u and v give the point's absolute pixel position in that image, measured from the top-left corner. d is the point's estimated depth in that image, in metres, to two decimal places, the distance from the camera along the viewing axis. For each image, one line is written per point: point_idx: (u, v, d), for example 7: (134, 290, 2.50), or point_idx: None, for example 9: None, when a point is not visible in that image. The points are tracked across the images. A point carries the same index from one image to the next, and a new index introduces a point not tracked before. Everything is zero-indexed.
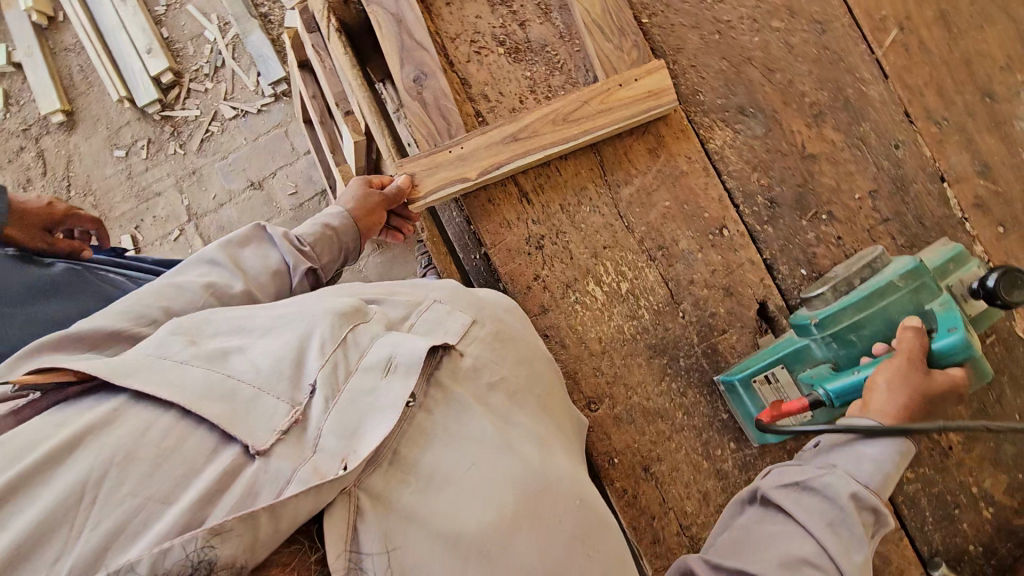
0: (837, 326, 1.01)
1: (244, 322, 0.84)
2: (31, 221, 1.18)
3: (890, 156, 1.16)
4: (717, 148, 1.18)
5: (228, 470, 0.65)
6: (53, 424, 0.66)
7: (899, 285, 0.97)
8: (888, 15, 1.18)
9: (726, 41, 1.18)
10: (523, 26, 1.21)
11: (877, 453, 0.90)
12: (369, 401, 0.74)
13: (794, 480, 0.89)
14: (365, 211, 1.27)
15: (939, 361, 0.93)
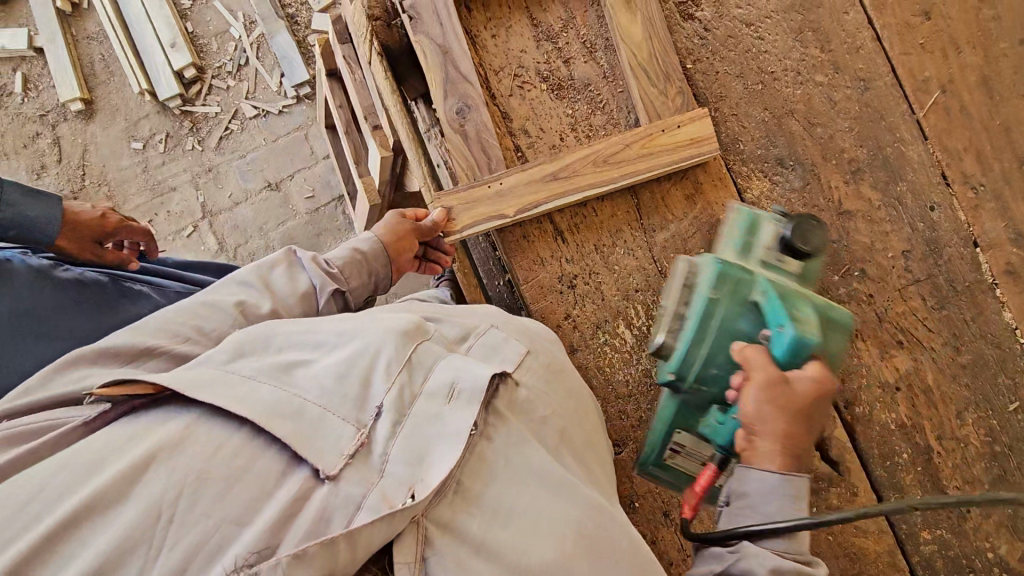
0: (694, 371, 0.96)
1: (306, 338, 0.83)
2: (83, 232, 1.27)
3: (925, 218, 1.17)
4: (754, 198, 1.18)
5: (299, 494, 0.65)
6: (121, 440, 0.66)
7: (717, 297, 0.94)
8: (932, 77, 1.18)
9: (769, 92, 1.19)
10: (568, 63, 1.20)
11: (772, 487, 0.82)
12: (434, 427, 0.74)
13: (715, 570, 0.81)
14: (395, 238, 1.26)
15: (789, 362, 0.87)
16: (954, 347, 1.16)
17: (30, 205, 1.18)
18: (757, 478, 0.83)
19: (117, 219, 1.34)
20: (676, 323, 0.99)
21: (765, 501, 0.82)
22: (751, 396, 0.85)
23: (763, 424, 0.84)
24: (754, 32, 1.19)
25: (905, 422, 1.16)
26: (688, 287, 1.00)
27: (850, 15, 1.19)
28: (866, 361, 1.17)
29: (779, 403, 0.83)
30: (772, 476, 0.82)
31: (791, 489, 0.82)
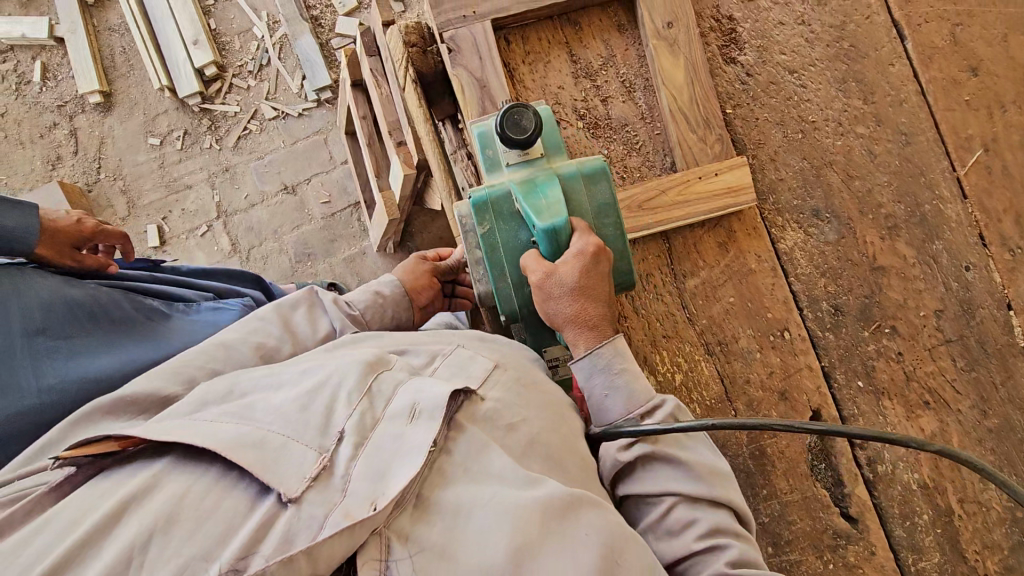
0: (514, 304, 1.02)
1: (270, 379, 0.89)
2: (61, 240, 1.26)
3: (960, 277, 1.15)
4: (788, 249, 1.17)
5: (266, 521, 0.71)
6: (101, 494, 0.73)
7: (487, 230, 0.99)
8: (974, 134, 1.16)
9: (809, 142, 1.17)
10: (605, 102, 1.18)
11: (594, 373, 0.95)
12: (393, 446, 0.79)
13: (608, 476, 0.96)
14: (416, 279, 1.29)
15: (556, 251, 0.95)
16: (983, 411, 1.14)
17: (7, 215, 1.21)
18: (581, 372, 0.96)
19: (92, 223, 1.35)
20: (479, 268, 1.04)
21: (597, 385, 0.95)
22: (539, 303, 0.97)
23: (562, 319, 0.97)
24: (796, 80, 1.18)
25: (926, 484, 1.15)
26: (467, 231, 1.03)
27: (896, 67, 1.17)
28: (893, 419, 1.14)
29: (558, 295, 0.94)
30: (584, 360, 0.96)
31: (603, 359, 0.95)
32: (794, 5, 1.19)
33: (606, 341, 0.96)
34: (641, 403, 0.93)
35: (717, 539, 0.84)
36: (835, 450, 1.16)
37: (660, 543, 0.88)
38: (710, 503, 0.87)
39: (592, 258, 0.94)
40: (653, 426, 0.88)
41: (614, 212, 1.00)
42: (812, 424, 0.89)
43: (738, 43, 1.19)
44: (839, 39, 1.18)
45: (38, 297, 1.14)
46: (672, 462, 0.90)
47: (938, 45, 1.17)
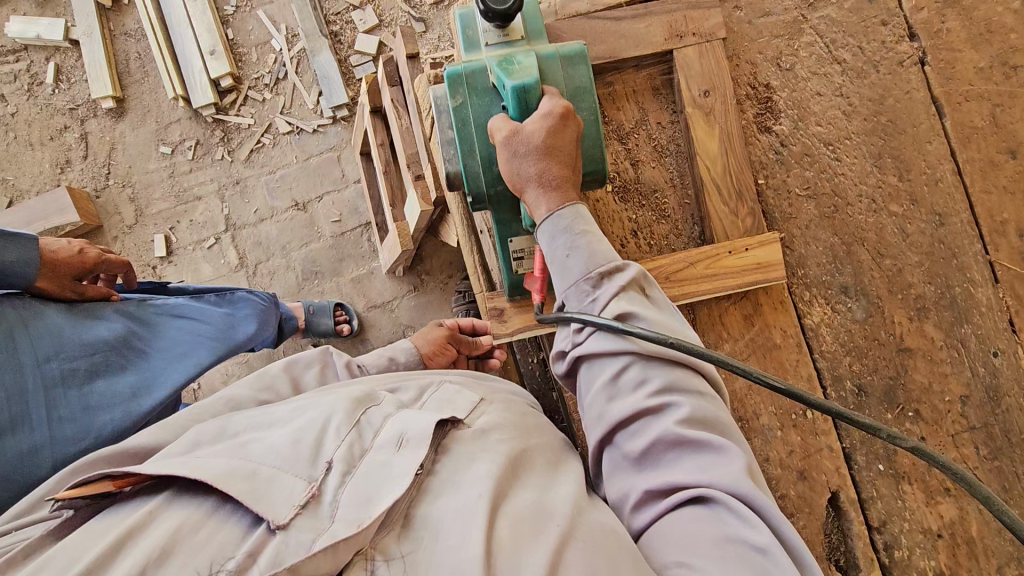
0: (481, 184, 0.97)
1: (263, 418, 0.83)
2: (62, 271, 1.22)
3: (988, 363, 1.13)
4: (813, 325, 1.15)
5: (252, 551, 0.62)
6: (94, 534, 0.66)
7: (460, 101, 0.95)
8: (1010, 218, 1.14)
9: (840, 218, 1.15)
10: (636, 165, 1.16)
11: (556, 236, 0.83)
12: (382, 473, 0.72)
13: (562, 349, 0.84)
14: (432, 348, 1.29)
15: (523, 112, 0.88)
16: (1004, 500, 1.11)
17: (7, 249, 1.13)
18: (543, 232, 0.85)
19: (96, 252, 1.28)
20: (449, 148, 0.99)
21: (558, 250, 0.83)
22: (504, 163, 0.88)
23: (526, 179, 0.87)
24: (831, 152, 1.15)
25: (943, 571, 1.10)
26: (441, 111, 1.00)
27: (933, 144, 1.14)
28: (912, 504, 1.13)
29: (524, 152, 0.86)
30: (544, 220, 0.85)
31: (567, 218, 0.84)
32: (832, 76, 1.16)
33: (567, 205, 0.85)
34: (604, 264, 0.81)
35: (669, 399, 0.72)
36: (851, 531, 1.13)
37: (603, 406, 0.75)
38: (667, 362, 0.74)
39: (560, 119, 0.86)
40: (609, 325, 0.76)
41: (589, 95, 0.95)
42: (775, 381, 0.74)
43: (774, 112, 1.16)
44: (876, 113, 1.15)
45: (55, 329, 1.15)
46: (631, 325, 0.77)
47: (978, 126, 1.14)
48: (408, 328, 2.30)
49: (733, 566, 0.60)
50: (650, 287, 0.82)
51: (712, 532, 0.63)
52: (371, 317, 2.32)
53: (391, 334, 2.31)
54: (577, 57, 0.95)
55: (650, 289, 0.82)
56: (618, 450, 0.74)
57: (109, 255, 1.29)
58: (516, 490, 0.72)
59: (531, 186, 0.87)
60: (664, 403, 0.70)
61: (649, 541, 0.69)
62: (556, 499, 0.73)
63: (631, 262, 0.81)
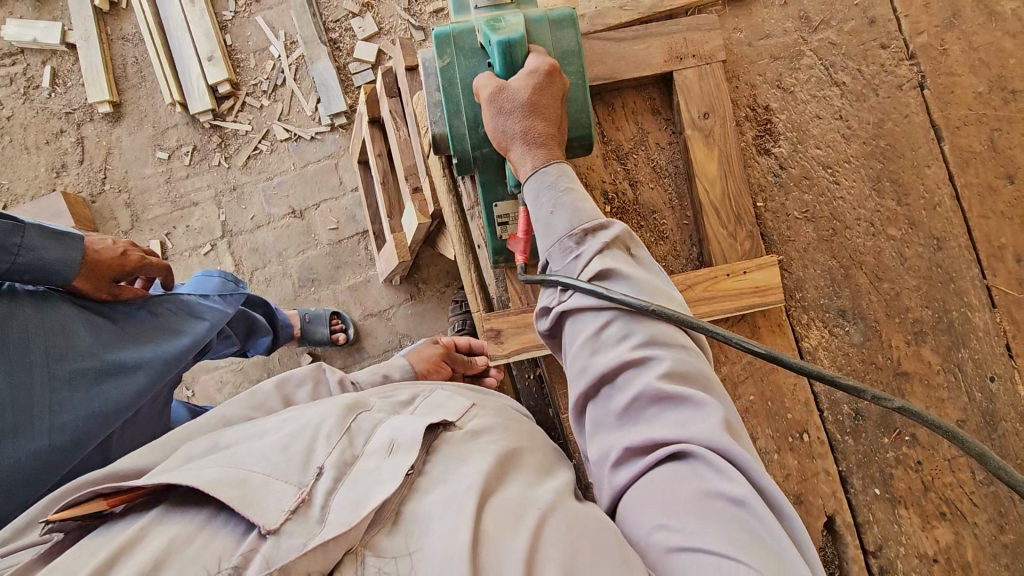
0: (467, 146, 0.99)
1: (254, 428, 0.82)
2: (101, 272, 1.09)
3: (984, 388, 1.13)
4: (810, 348, 1.14)
5: (243, 556, 0.60)
6: (86, 552, 0.64)
7: (448, 61, 0.96)
8: (1008, 243, 1.14)
9: (838, 241, 1.15)
10: (635, 186, 1.15)
11: (541, 194, 0.84)
12: (372, 477, 0.70)
13: (545, 308, 0.83)
14: (427, 365, 1.29)
15: (509, 67, 0.89)
16: (999, 526, 1.12)
17: (51, 248, 1.02)
18: (529, 189, 0.85)
19: (138, 255, 1.16)
20: (436, 109, 1.00)
21: (542, 208, 0.83)
22: (489, 121, 0.88)
23: (511, 136, 0.87)
24: (830, 175, 1.15)
25: None
26: (428, 73, 1.00)
27: (932, 168, 1.14)
28: (908, 529, 1.12)
29: (509, 110, 0.86)
30: (530, 179, 0.85)
31: (551, 177, 0.84)
32: (832, 99, 1.16)
33: (553, 163, 0.86)
34: (587, 221, 0.80)
35: (651, 351, 0.70)
36: (847, 555, 1.12)
37: (587, 360, 0.74)
38: (650, 317, 0.73)
39: (545, 77, 0.87)
40: (585, 285, 0.75)
41: (578, 58, 0.95)
42: (757, 346, 0.71)
43: (773, 134, 1.16)
44: (875, 137, 1.15)
45: (61, 322, 1.03)
46: (611, 281, 0.76)
47: (976, 150, 1.14)
48: (404, 337, 2.29)
49: (712, 520, 0.57)
50: (633, 246, 0.81)
51: (691, 486, 0.60)
52: (368, 326, 2.32)
53: (387, 344, 2.30)
54: (566, 20, 0.95)
55: (634, 248, 0.81)
56: (601, 405, 0.72)
57: (151, 260, 1.17)
58: (510, 489, 0.70)
59: (515, 144, 0.87)
60: (646, 355, 0.68)
61: (626, 499, 0.66)
62: (544, 492, 0.71)
63: (615, 221, 0.80)
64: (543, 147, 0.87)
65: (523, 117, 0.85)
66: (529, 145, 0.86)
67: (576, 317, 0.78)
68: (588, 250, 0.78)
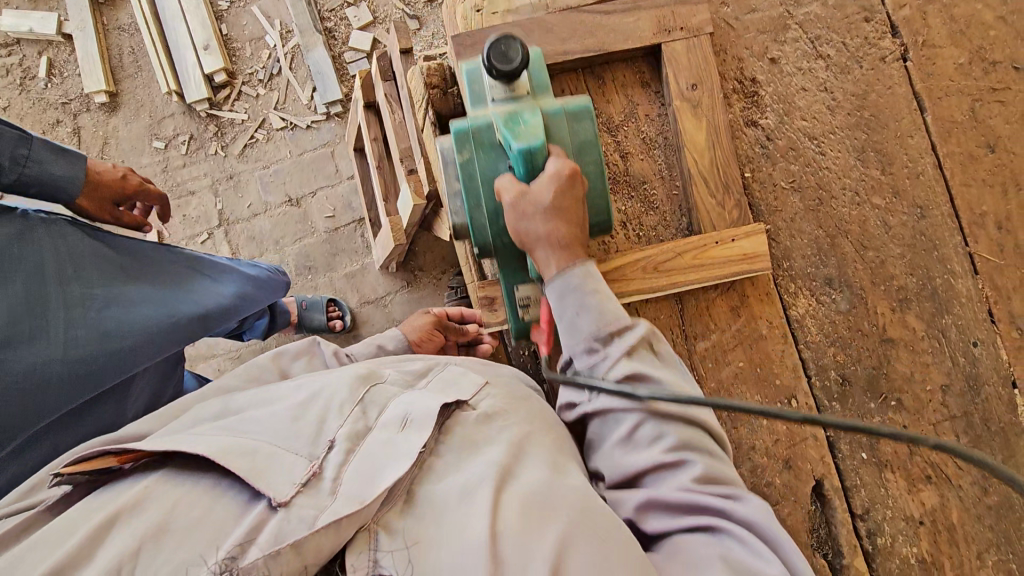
0: (489, 235, 0.99)
1: (267, 395, 0.88)
2: (103, 191, 1.28)
3: (967, 353, 1.16)
4: (798, 316, 1.17)
5: (253, 524, 0.67)
6: (102, 503, 0.71)
7: (468, 157, 0.95)
8: (989, 211, 1.17)
9: (825, 211, 1.17)
10: (625, 158, 1.17)
11: (567, 300, 0.90)
12: (383, 453, 0.76)
13: (576, 399, 0.93)
14: (420, 337, 1.31)
15: (529, 170, 0.91)
16: (983, 488, 1.14)
17: (56, 163, 1.19)
18: (552, 288, 0.91)
19: (137, 179, 1.34)
20: (455, 201, 1.00)
21: (568, 314, 0.90)
22: (512, 223, 0.92)
23: (534, 239, 0.92)
24: (816, 146, 1.18)
25: (925, 558, 1.13)
26: (446, 164, 1.00)
27: (915, 138, 1.17)
28: (895, 492, 1.15)
29: (532, 214, 0.90)
30: (552, 278, 0.91)
31: (578, 282, 0.90)
32: (817, 71, 1.19)
33: (578, 263, 0.91)
34: (613, 324, 0.88)
35: (683, 453, 0.82)
36: (837, 519, 1.14)
37: (620, 458, 0.86)
38: (678, 418, 0.84)
39: (567, 180, 0.90)
40: (613, 387, 0.85)
41: (596, 148, 0.97)
42: (783, 412, 0.79)
43: (760, 106, 1.19)
44: (860, 108, 1.18)
45: (72, 250, 1.14)
46: (639, 380, 0.85)
47: (958, 120, 1.17)
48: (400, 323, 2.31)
49: None
50: (655, 345, 0.90)
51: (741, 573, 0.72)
52: (364, 313, 2.33)
53: (384, 329, 2.32)
54: (583, 113, 0.96)
55: (655, 347, 0.90)
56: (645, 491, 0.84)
57: (146, 184, 1.33)
58: (525, 471, 0.76)
59: (538, 245, 0.92)
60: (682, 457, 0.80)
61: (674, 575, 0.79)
62: (558, 479, 0.76)
63: (637, 324, 0.88)
64: (565, 247, 0.91)
65: (546, 222, 0.89)
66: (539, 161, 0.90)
67: (607, 413, 0.87)
68: (616, 355, 0.87)
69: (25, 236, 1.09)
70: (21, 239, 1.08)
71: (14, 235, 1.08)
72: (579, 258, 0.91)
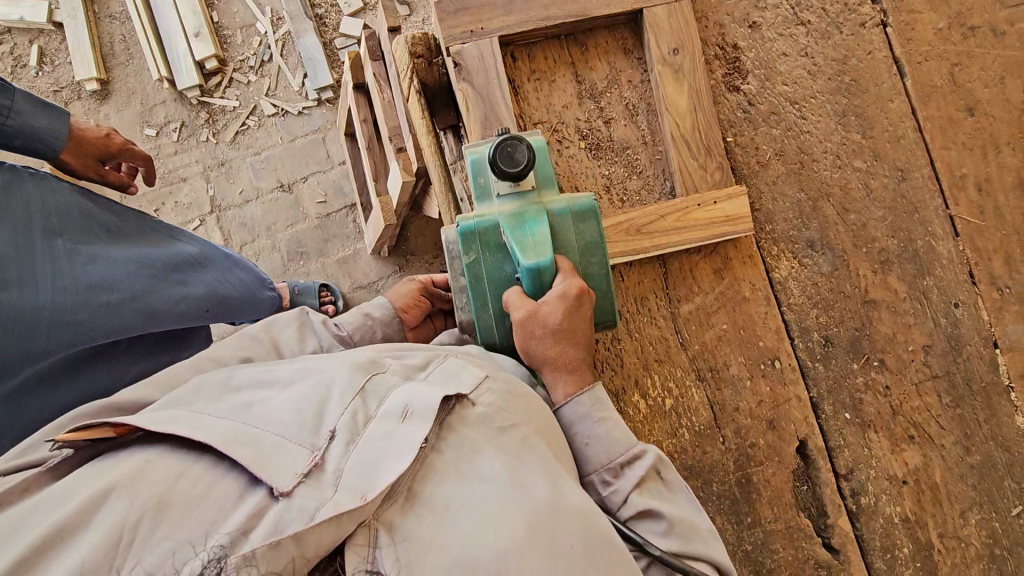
0: (496, 336, 0.98)
1: (263, 378, 0.82)
2: (87, 148, 1.26)
3: (949, 314, 1.17)
4: (781, 278, 1.18)
5: (254, 514, 0.63)
6: (92, 476, 0.66)
7: (473, 259, 0.96)
8: (968, 173, 1.18)
9: (806, 174, 1.18)
10: (608, 123, 1.18)
11: (574, 428, 0.88)
12: (386, 446, 0.72)
13: None
14: (408, 305, 1.32)
15: (535, 285, 0.91)
16: (964, 447, 1.15)
17: (37, 116, 1.16)
18: (563, 411, 0.89)
19: (122, 139, 1.32)
20: (462, 295, 1.01)
21: (577, 438, 0.88)
22: (521, 342, 0.91)
23: (542, 359, 0.91)
24: (797, 111, 1.19)
25: (908, 517, 1.13)
26: (451, 258, 1.00)
27: (895, 102, 1.18)
28: (879, 452, 1.15)
29: (540, 334, 0.89)
30: (562, 404, 0.89)
31: (583, 406, 0.88)
32: (798, 37, 1.20)
33: (586, 390, 0.89)
34: (622, 452, 0.85)
35: None
36: (820, 479, 1.15)
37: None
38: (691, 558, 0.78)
39: (575, 300, 0.89)
40: (624, 525, 0.81)
41: (601, 250, 0.96)
42: None
43: (742, 71, 1.20)
44: (840, 72, 1.19)
45: (60, 204, 1.14)
46: (652, 520, 0.80)
47: (937, 84, 1.19)
48: None
49: None
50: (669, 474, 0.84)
51: None
52: (356, 297, 2.34)
53: None
54: (588, 214, 0.96)
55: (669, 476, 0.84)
56: None
57: (131, 145, 1.31)
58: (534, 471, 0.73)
59: (547, 366, 0.91)
60: None
61: None
62: (561, 485, 0.74)
63: (647, 450, 0.84)
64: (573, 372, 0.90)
65: (555, 344, 0.88)
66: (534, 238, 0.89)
67: None
68: (627, 487, 0.82)
69: (11, 189, 1.08)
70: (8, 190, 1.07)
71: (1, 184, 1.07)
72: (584, 390, 0.89)
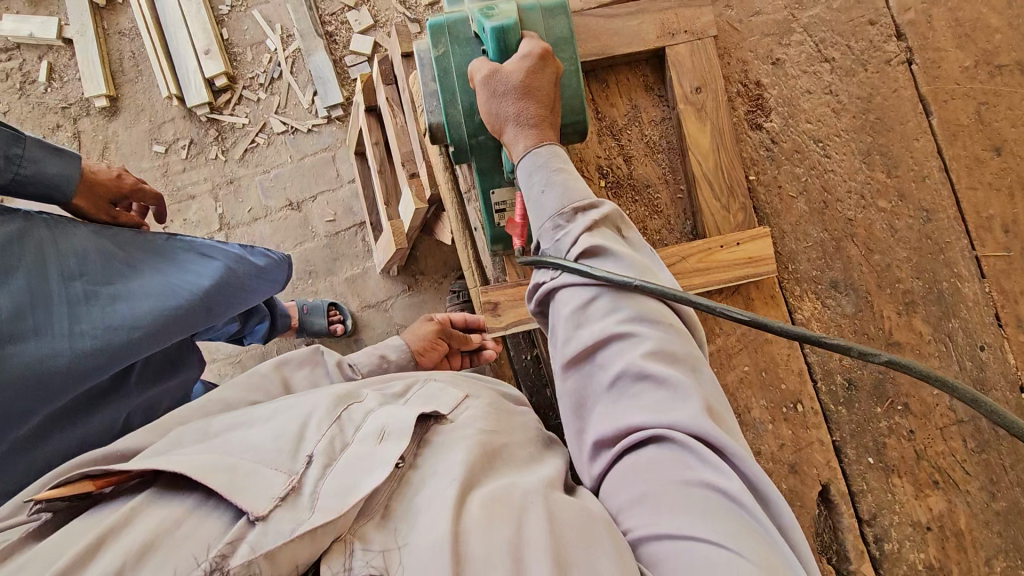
0: (464, 132, 0.99)
1: (242, 416, 0.81)
2: (100, 192, 1.25)
3: (974, 357, 1.14)
4: (804, 319, 1.15)
5: (230, 542, 0.61)
6: (77, 534, 0.64)
7: (444, 48, 0.96)
8: (995, 215, 1.16)
9: (830, 214, 1.17)
10: (629, 161, 1.17)
11: (536, 178, 0.84)
12: (360, 464, 0.69)
13: (536, 283, 0.82)
14: (425, 347, 1.30)
15: (502, 49, 0.90)
16: (991, 494, 1.13)
17: (49, 162, 1.15)
18: (529, 160, 0.85)
19: (132, 180, 1.32)
20: (433, 100, 1.00)
21: (536, 188, 0.83)
22: (483, 105, 0.89)
23: (505, 119, 0.88)
24: (821, 148, 1.18)
25: (933, 564, 1.10)
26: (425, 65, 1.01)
27: (919, 141, 1.17)
28: (902, 497, 1.13)
29: (502, 92, 0.87)
30: (524, 154, 0.86)
31: (544, 156, 0.84)
32: (821, 74, 1.19)
33: (546, 145, 0.86)
34: (580, 199, 0.81)
35: (635, 328, 0.71)
36: (842, 524, 1.13)
37: (569, 335, 0.75)
38: (636, 293, 0.73)
39: (538, 61, 0.88)
40: (573, 264, 0.76)
41: (570, 46, 0.96)
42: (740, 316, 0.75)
43: (765, 109, 1.19)
44: (865, 111, 1.18)
45: (73, 245, 1.11)
46: (598, 257, 0.76)
47: (964, 123, 1.17)
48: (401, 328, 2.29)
49: (695, 507, 0.59)
50: (625, 228, 0.81)
51: (676, 473, 0.61)
52: (365, 317, 2.31)
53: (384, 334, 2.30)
54: (557, 8, 0.96)
55: (626, 231, 0.81)
56: (587, 375, 0.72)
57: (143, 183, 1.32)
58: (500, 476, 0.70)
59: (509, 126, 0.88)
60: (632, 333, 0.70)
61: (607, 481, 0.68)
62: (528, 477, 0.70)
63: (606, 200, 0.80)
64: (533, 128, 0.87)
65: (517, 99, 0.86)
66: (522, 130, 0.87)
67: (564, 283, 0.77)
68: (581, 228, 0.78)
69: (20, 237, 1.05)
70: (19, 236, 1.05)
71: (13, 234, 1.05)
72: (543, 146, 0.86)
